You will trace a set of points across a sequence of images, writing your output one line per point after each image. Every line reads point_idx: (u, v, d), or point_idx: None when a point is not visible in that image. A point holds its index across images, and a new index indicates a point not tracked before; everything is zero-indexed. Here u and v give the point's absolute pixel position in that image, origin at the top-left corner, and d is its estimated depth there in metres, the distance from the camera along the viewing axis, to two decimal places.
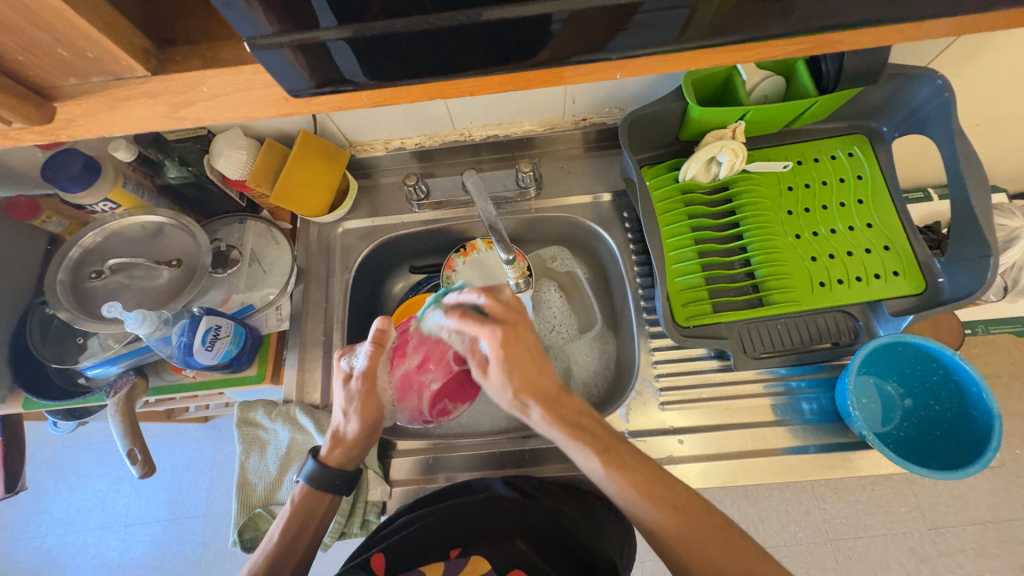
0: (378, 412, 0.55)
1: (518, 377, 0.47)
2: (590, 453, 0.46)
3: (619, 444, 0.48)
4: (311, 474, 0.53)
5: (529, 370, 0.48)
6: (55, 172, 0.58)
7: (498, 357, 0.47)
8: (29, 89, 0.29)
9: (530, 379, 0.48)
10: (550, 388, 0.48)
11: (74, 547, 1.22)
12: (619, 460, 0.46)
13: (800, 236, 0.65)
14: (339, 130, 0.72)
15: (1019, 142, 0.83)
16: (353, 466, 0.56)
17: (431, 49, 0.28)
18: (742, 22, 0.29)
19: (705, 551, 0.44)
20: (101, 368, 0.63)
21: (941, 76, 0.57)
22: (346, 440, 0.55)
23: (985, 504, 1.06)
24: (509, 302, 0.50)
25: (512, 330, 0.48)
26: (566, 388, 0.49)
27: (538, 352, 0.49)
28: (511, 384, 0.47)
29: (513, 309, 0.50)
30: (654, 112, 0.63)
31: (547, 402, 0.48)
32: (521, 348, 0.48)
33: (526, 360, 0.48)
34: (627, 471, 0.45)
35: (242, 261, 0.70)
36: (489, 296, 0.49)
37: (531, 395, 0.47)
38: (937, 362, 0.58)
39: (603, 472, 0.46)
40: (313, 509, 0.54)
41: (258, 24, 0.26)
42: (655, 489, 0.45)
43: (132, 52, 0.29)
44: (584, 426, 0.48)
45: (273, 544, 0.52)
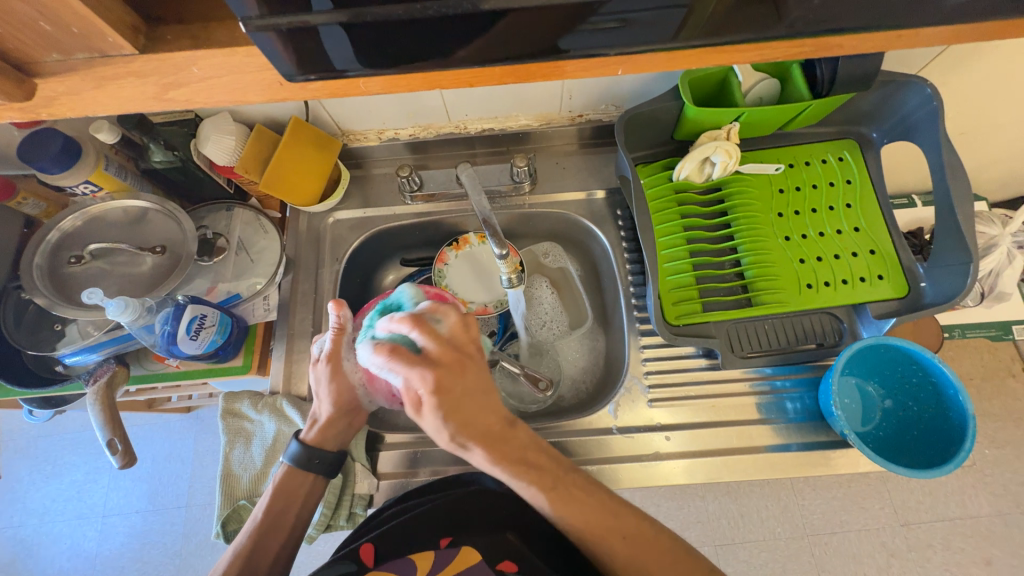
0: (350, 392, 0.54)
1: (455, 419, 0.44)
2: (535, 490, 0.46)
3: (567, 476, 0.48)
4: (295, 454, 0.53)
5: (470, 412, 0.45)
6: (33, 152, 0.56)
7: (433, 399, 0.43)
8: (10, 63, 0.28)
9: (469, 420, 0.45)
10: (491, 427, 0.47)
11: (48, 537, 1.19)
12: (565, 494, 0.47)
13: (790, 238, 0.66)
14: (332, 118, 0.70)
15: (1001, 152, 0.85)
16: (335, 447, 0.56)
17: (433, 38, 0.28)
18: (746, 22, 0.29)
19: (646, 566, 0.45)
20: (80, 355, 0.62)
21: (930, 84, 0.58)
22: (322, 421, 0.54)
23: (955, 502, 1.10)
24: (447, 338, 0.46)
25: (451, 369, 0.44)
26: (509, 425, 0.48)
27: (481, 391, 0.46)
28: (447, 426, 0.44)
29: (455, 345, 0.46)
30: (650, 110, 0.63)
31: (488, 441, 0.46)
32: (458, 389, 0.44)
33: (467, 400, 0.45)
34: (574, 501, 0.47)
35: (228, 249, 0.69)
36: (422, 330, 0.44)
37: (469, 438, 0.45)
38: (917, 364, 0.60)
39: (550, 506, 0.46)
40: (295, 490, 0.53)
41: (248, 4, 0.24)
42: (602, 521, 0.46)
43: (122, 29, 0.28)
44: (529, 460, 0.48)
45: (254, 529, 0.50)
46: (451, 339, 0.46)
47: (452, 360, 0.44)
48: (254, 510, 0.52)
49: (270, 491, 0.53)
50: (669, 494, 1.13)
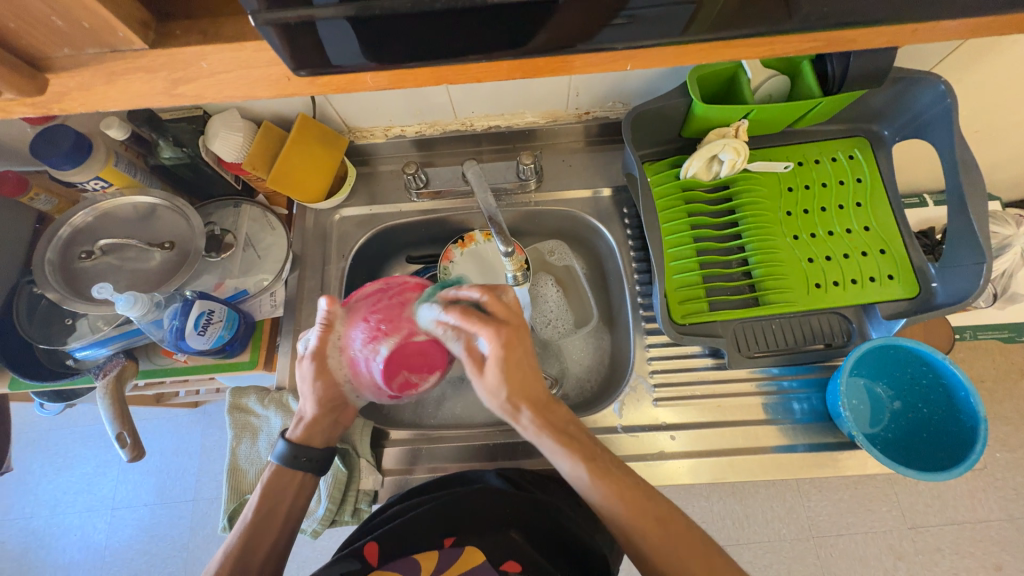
0: (335, 388, 0.54)
1: (516, 381, 0.47)
2: (577, 460, 0.47)
3: (602, 453, 0.48)
4: (282, 453, 0.54)
5: (524, 376, 0.47)
6: (45, 148, 0.57)
7: (498, 358, 0.46)
8: (21, 58, 0.28)
9: (524, 384, 0.47)
10: (541, 393, 0.49)
11: (59, 528, 1.21)
12: (604, 469, 0.47)
13: (799, 237, 0.65)
14: (339, 115, 0.71)
15: (1016, 151, 0.83)
16: (321, 444, 0.56)
17: (441, 34, 0.28)
18: (757, 17, 0.28)
19: (679, 560, 0.44)
20: (90, 350, 0.62)
21: (945, 81, 0.57)
22: (308, 420, 0.55)
23: (964, 505, 1.08)
24: (513, 304, 0.48)
25: (516, 330, 0.47)
26: (557, 395, 0.50)
27: (535, 359, 0.48)
28: (505, 388, 0.47)
29: (516, 309, 0.48)
30: (658, 107, 0.63)
31: (536, 410, 0.48)
32: (520, 352, 0.47)
33: (525, 364, 0.47)
34: (611, 477, 0.46)
35: (236, 245, 0.69)
36: (490, 295, 0.47)
37: (523, 400, 0.48)
38: (927, 365, 0.59)
39: (589, 480, 0.46)
40: (285, 487, 0.54)
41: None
42: (636, 499, 0.46)
43: (132, 24, 0.28)
44: (570, 434, 0.49)
45: (246, 525, 0.51)
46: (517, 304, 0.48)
47: (518, 323, 0.47)
48: (247, 504, 0.53)
49: (263, 487, 0.53)
50: (673, 495, 1.13)
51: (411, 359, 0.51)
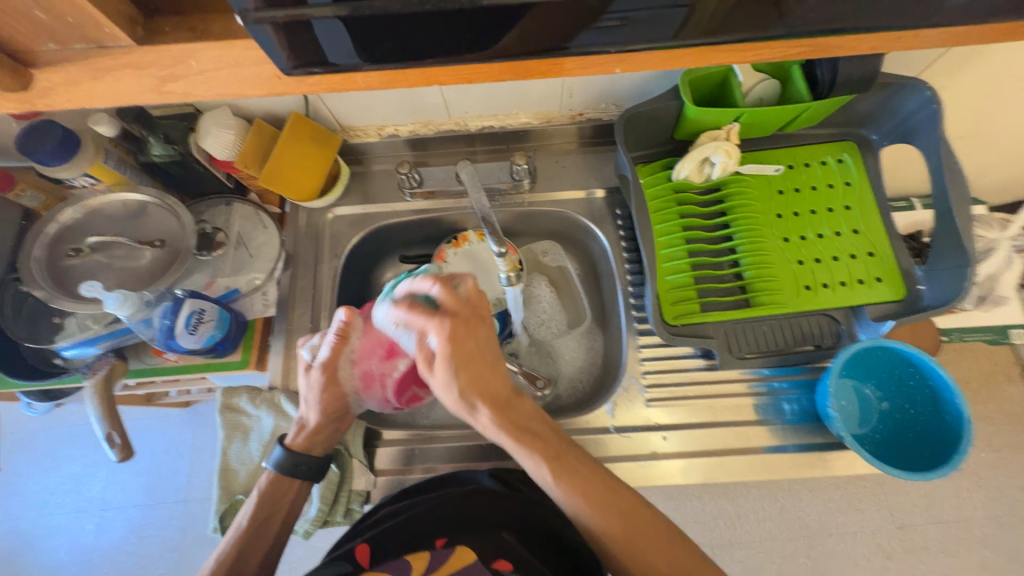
0: (341, 400, 0.54)
1: (469, 377, 0.45)
2: (538, 459, 0.47)
3: (567, 450, 0.48)
4: (278, 461, 0.53)
5: (480, 373, 0.46)
6: (32, 142, 0.56)
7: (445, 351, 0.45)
8: (6, 53, 0.28)
9: (479, 380, 0.45)
10: (499, 390, 0.47)
11: (46, 530, 1.19)
12: (569, 467, 0.47)
13: (788, 239, 0.66)
14: (332, 114, 0.70)
15: (1002, 155, 0.85)
16: (320, 453, 0.56)
17: (434, 34, 0.28)
18: (743, 22, 0.29)
19: (643, 549, 0.45)
20: (77, 349, 0.62)
21: (930, 87, 0.58)
22: (311, 427, 0.55)
23: (951, 505, 1.10)
24: (469, 298, 0.48)
25: (465, 322, 0.46)
26: (518, 392, 0.48)
27: (489, 355, 0.47)
28: (457, 382, 0.45)
29: (470, 303, 0.47)
30: (651, 110, 0.63)
31: (494, 407, 0.46)
32: (472, 345, 0.46)
33: (478, 357, 0.46)
34: (576, 477, 0.46)
35: (227, 244, 0.69)
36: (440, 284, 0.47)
37: (481, 398, 0.46)
38: (913, 367, 0.60)
39: (552, 479, 0.47)
40: (281, 494, 0.54)
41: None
42: (601, 497, 0.46)
43: (119, 20, 0.28)
44: (534, 430, 0.48)
45: (241, 530, 0.51)
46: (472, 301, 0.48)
47: (467, 316, 0.46)
48: (243, 510, 0.53)
49: (258, 493, 0.53)
50: (666, 495, 1.13)
51: (422, 377, 0.57)
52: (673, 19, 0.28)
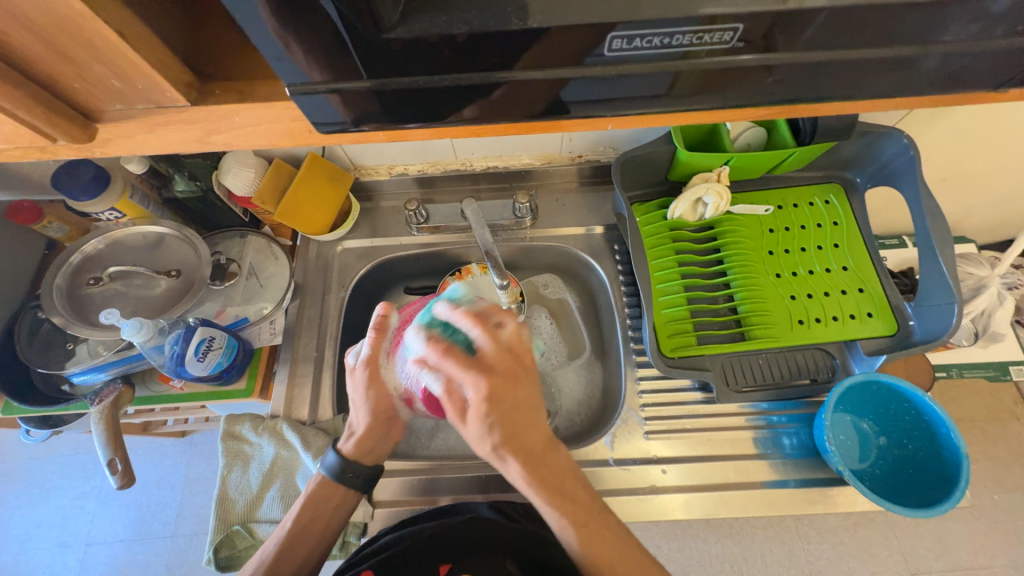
0: (387, 398, 0.54)
1: (502, 431, 0.44)
2: (566, 521, 0.46)
3: (599, 512, 0.49)
4: (332, 465, 0.54)
5: (515, 428, 0.45)
6: (65, 180, 0.60)
7: (481, 407, 0.43)
8: (77, 110, 0.31)
9: (516, 434, 0.45)
10: (533, 447, 0.46)
11: (27, 565, 1.16)
12: (596, 534, 0.47)
13: (781, 275, 0.68)
14: (346, 154, 0.75)
15: (984, 198, 0.89)
16: (371, 461, 0.56)
17: (451, 101, 0.31)
18: (731, 90, 0.32)
19: None
20: (87, 375, 0.63)
21: (907, 135, 0.62)
22: (359, 433, 0.55)
23: (965, 550, 1.06)
24: (512, 343, 0.47)
25: (502, 377, 0.45)
26: (551, 446, 0.48)
27: (532, 410, 0.46)
28: (491, 438, 0.44)
29: (512, 353, 0.47)
30: (645, 153, 0.67)
31: (527, 461, 0.46)
32: (512, 398, 0.45)
33: (515, 413, 0.45)
34: (602, 540, 0.47)
35: (240, 274, 0.71)
36: (483, 328, 0.47)
37: (510, 451, 0.45)
38: (909, 403, 0.60)
39: (578, 545, 0.46)
40: (325, 497, 0.54)
41: (302, 72, 0.29)
42: (622, 564, 0.46)
43: (178, 85, 0.31)
44: (565, 491, 0.47)
45: (285, 533, 0.51)
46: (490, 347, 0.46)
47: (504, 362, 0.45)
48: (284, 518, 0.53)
49: (304, 497, 0.53)
50: (669, 535, 1.10)
51: None
52: (679, 85, 0.32)
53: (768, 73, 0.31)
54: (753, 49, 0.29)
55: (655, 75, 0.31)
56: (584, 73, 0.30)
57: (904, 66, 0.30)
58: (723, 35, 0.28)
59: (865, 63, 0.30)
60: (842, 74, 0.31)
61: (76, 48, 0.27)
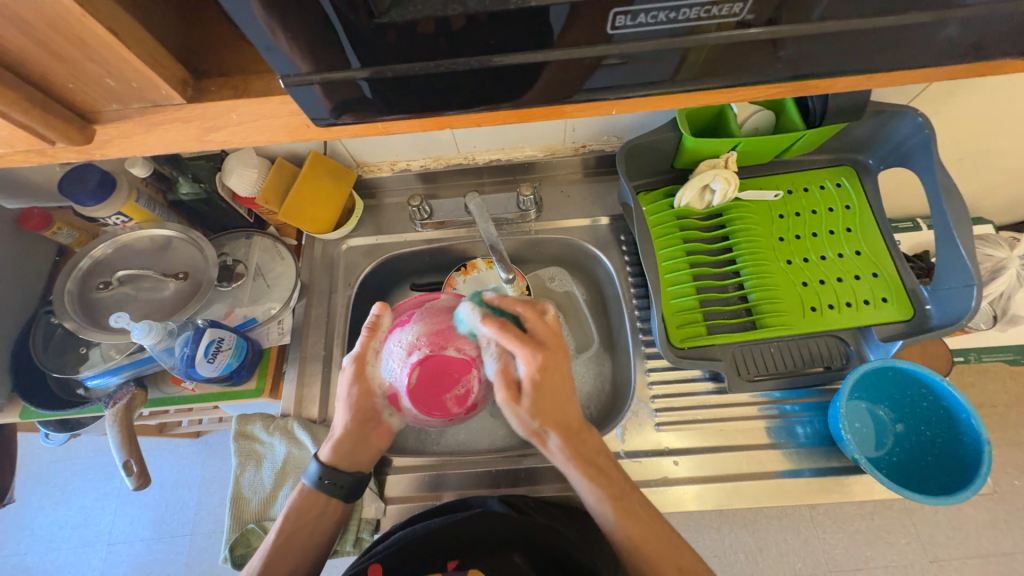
0: (369, 398, 0.54)
1: (550, 405, 0.49)
2: (602, 495, 0.49)
3: (633, 490, 0.51)
4: (313, 473, 0.54)
5: (556, 405, 0.50)
6: (72, 185, 0.60)
7: (533, 380, 0.48)
8: (73, 112, 0.31)
9: (555, 411, 0.50)
10: (571, 422, 0.51)
11: (53, 565, 1.18)
12: (630, 508, 0.49)
13: (792, 262, 0.67)
14: (348, 151, 0.74)
15: (1002, 176, 0.86)
16: (349, 467, 0.55)
17: (450, 90, 0.30)
18: (738, 68, 0.31)
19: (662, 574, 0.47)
20: (101, 378, 0.64)
21: (922, 114, 0.61)
22: (337, 438, 0.54)
23: (985, 537, 1.05)
24: (558, 325, 0.52)
25: (554, 354, 0.49)
26: (587, 426, 0.52)
27: (573, 388, 0.51)
28: (536, 414, 0.49)
29: (558, 332, 0.51)
30: (651, 141, 0.66)
31: (567, 437, 0.51)
32: (556, 375, 0.49)
33: (559, 390, 0.50)
34: (636, 517, 0.49)
35: (246, 275, 0.72)
36: (535, 309, 0.51)
37: (553, 426, 0.50)
38: (926, 388, 0.59)
39: (613, 518, 0.49)
40: (313, 507, 0.54)
41: (296, 63, 0.28)
42: (658, 540, 0.48)
43: (172, 82, 0.30)
44: (601, 466, 0.51)
45: (272, 545, 0.53)
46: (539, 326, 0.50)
47: (549, 339, 0.50)
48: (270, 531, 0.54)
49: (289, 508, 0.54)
50: (682, 526, 1.10)
51: (430, 382, 0.52)
52: (688, 67, 0.31)
53: (775, 49, 0.30)
54: (762, 23, 0.28)
55: (660, 60, 0.30)
56: (585, 55, 0.29)
57: (920, 37, 0.29)
58: (733, 7, 0.27)
59: (878, 35, 0.29)
60: (853, 48, 0.30)
61: (68, 47, 0.27)
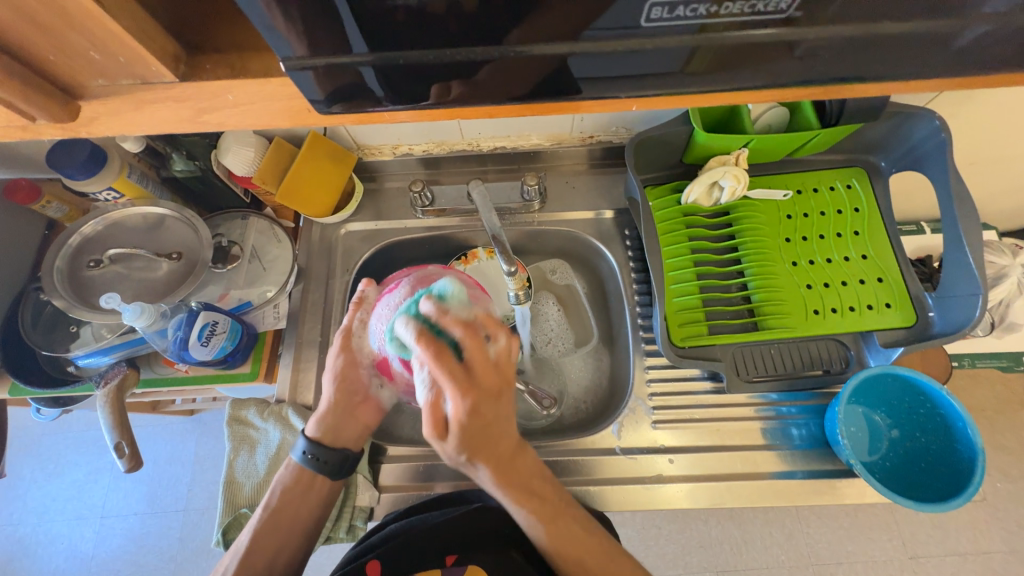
0: (354, 368, 0.55)
1: (476, 443, 0.45)
2: (534, 518, 0.49)
3: (568, 510, 0.50)
4: (302, 450, 0.53)
5: (489, 438, 0.46)
6: (60, 158, 0.58)
7: (464, 420, 0.42)
8: (57, 86, 0.29)
9: (485, 444, 0.46)
10: (502, 452, 0.48)
11: (45, 535, 1.19)
12: (563, 529, 0.49)
13: (797, 263, 0.66)
14: (349, 133, 0.72)
15: (1012, 183, 0.85)
16: (340, 443, 0.55)
17: (458, 77, 0.29)
18: (762, 67, 0.30)
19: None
20: (92, 358, 0.62)
21: (939, 117, 0.59)
22: (322, 412, 0.54)
23: (965, 537, 1.07)
24: (501, 361, 0.46)
25: (486, 397, 0.44)
26: (520, 451, 0.50)
27: (505, 422, 0.47)
28: (466, 449, 0.44)
29: (497, 368, 0.46)
30: (661, 134, 0.64)
31: (498, 468, 0.48)
32: (489, 414, 0.44)
33: (494, 424, 0.46)
34: (570, 539, 0.49)
35: (242, 257, 0.70)
36: (473, 342, 0.43)
37: (483, 459, 0.46)
38: (925, 395, 0.59)
39: (545, 536, 0.49)
40: (302, 493, 0.53)
41: (295, 47, 0.26)
42: (596, 557, 0.49)
43: (164, 58, 0.29)
44: (534, 489, 0.50)
45: (258, 523, 0.52)
46: (471, 357, 0.43)
47: (486, 373, 0.44)
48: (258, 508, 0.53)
49: (277, 489, 0.53)
50: (670, 517, 1.12)
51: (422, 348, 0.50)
52: (706, 64, 0.29)
53: (804, 49, 0.28)
54: (793, 20, 0.26)
55: (680, 55, 0.28)
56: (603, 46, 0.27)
57: (954, 42, 0.28)
58: (783, 4, 0.25)
59: (912, 37, 0.28)
60: (884, 51, 0.28)
61: (50, 17, 0.25)
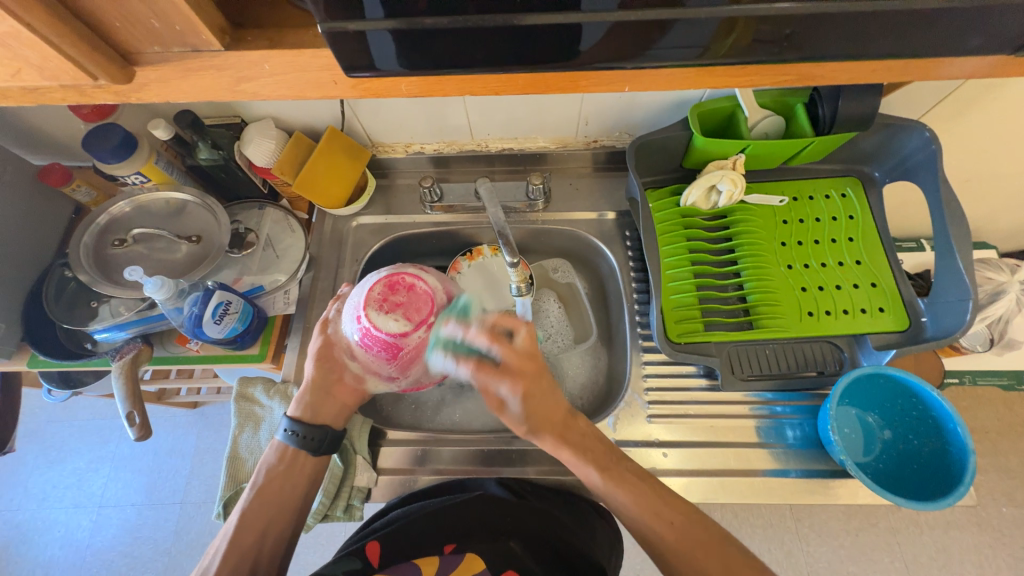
0: (337, 345, 0.57)
1: (534, 415, 0.53)
2: (593, 468, 0.52)
3: (617, 465, 0.52)
4: (285, 429, 0.54)
5: (547, 410, 0.53)
6: (95, 142, 0.62)
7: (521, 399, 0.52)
8: (117, 53, 0.33)
9: (543, 414, 0.53)
10: (554, 418, 0.53)
11: (43, 523, 1.20)
12: (616, 476, 0.51)
13: (792, 266, 0.68)
14: (365, 131, 0.76)
15: (1007, 202, 0.87)
16: (321, 422, 0.56)
17: (468, 50, 0.32)
18: (747, 49, 0.33)
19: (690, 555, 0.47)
20: (109, 333, 0.65)
21: (929, 129, 0.62)
22: (301, 393, 0.56)
23: (969, 561, 1.05)
24: (527, 351, 0.53)
25: (532, 378, 0.52)
26: (574, 412, 0.54)
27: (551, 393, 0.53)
28: (527, 421, 0.53)
29: (530, 356, 0.53)
30: (661, 138, 0.67)
31: (562, 431, 0.53)
32: (540, 387, 0.53)
33: (545, 397, 0.53)
34: (630, 484, 0.51)
35: (257, 244, 0.73)
36: (496, 347, 0.52)
37: (541, 428, 0.53)
38: (917, 397, 0.60)
39: (605, 486, 0.51)
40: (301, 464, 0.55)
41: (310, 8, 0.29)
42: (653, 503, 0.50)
43: (212, 29, 0.32)
44: (587, 445, 0.53)
45: (248, 503, 0.52)
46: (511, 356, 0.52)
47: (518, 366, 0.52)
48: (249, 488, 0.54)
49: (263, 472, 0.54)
50: None
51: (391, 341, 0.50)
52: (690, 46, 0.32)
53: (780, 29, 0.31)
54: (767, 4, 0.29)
55: (672, 36, 0.31)
56: (597, 20, 0.30)
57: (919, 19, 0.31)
58: None
59: (879, 21, 0.31)
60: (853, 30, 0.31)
61: None
